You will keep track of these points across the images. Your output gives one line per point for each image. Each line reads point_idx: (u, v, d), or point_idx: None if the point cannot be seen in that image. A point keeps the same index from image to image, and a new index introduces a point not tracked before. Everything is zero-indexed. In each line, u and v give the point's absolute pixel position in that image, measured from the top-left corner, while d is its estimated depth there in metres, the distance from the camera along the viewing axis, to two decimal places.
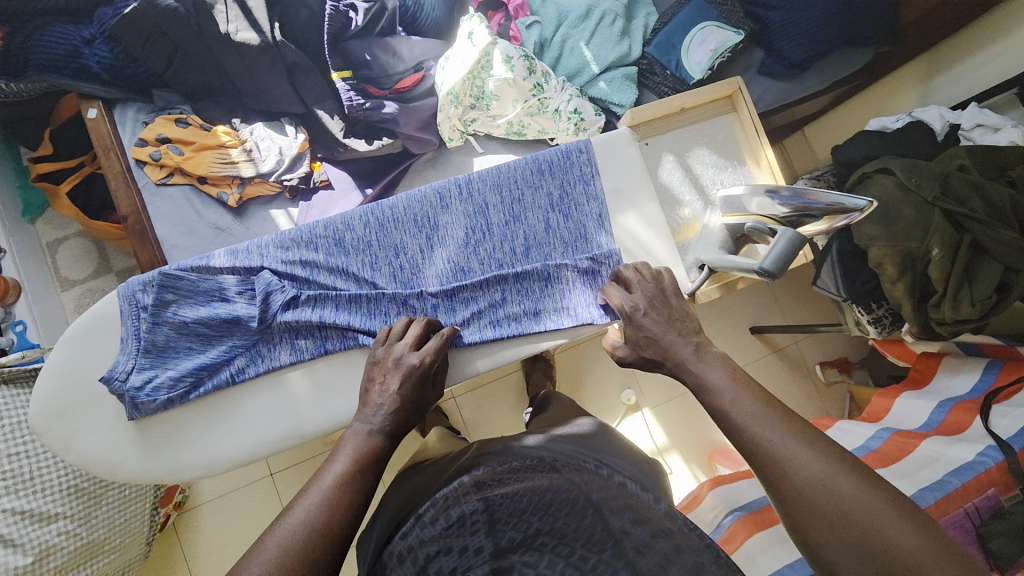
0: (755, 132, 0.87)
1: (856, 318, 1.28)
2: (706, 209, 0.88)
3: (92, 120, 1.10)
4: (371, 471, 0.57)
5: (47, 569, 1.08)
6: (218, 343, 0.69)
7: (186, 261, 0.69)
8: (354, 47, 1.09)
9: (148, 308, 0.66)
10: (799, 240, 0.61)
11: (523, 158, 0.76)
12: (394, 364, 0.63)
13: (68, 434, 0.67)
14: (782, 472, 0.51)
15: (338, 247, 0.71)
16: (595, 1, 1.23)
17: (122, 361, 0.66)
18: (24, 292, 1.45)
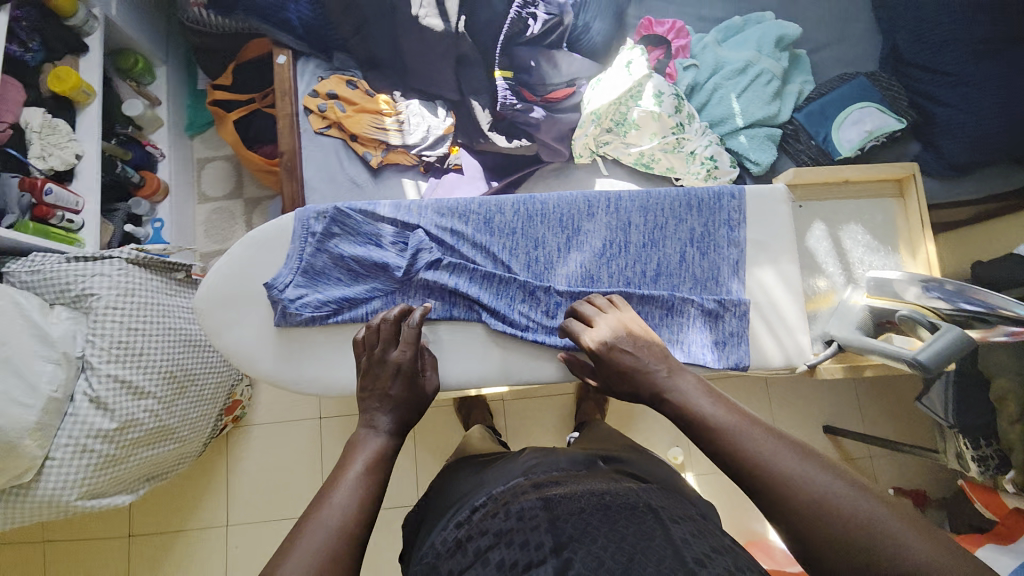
0: (921, 223, 0.87)
1: (957, 450, 1.17)
2: (846, 285, 0.88)
3: (280, 65, 1.22)
4: (386, 464, 0.61)
5: (126, 438, 1.16)
6: (363, 282, 0.78)
7: (357, 204, 0.79)
8: (521, 52, 1.16)
9: (318, 235, 0.77)
10: (961, 344, 0.63)
11: (675, 188, 0.79)
12: (378, 361, 0.70)
13: (221, 322, 0.78)
14: (776, 479, 0.51)
15: (485, 227, 0.79)
16: (755, 58, 1.23)
17: (285, 274, 0.77)
18: (170, 196, 1.65)
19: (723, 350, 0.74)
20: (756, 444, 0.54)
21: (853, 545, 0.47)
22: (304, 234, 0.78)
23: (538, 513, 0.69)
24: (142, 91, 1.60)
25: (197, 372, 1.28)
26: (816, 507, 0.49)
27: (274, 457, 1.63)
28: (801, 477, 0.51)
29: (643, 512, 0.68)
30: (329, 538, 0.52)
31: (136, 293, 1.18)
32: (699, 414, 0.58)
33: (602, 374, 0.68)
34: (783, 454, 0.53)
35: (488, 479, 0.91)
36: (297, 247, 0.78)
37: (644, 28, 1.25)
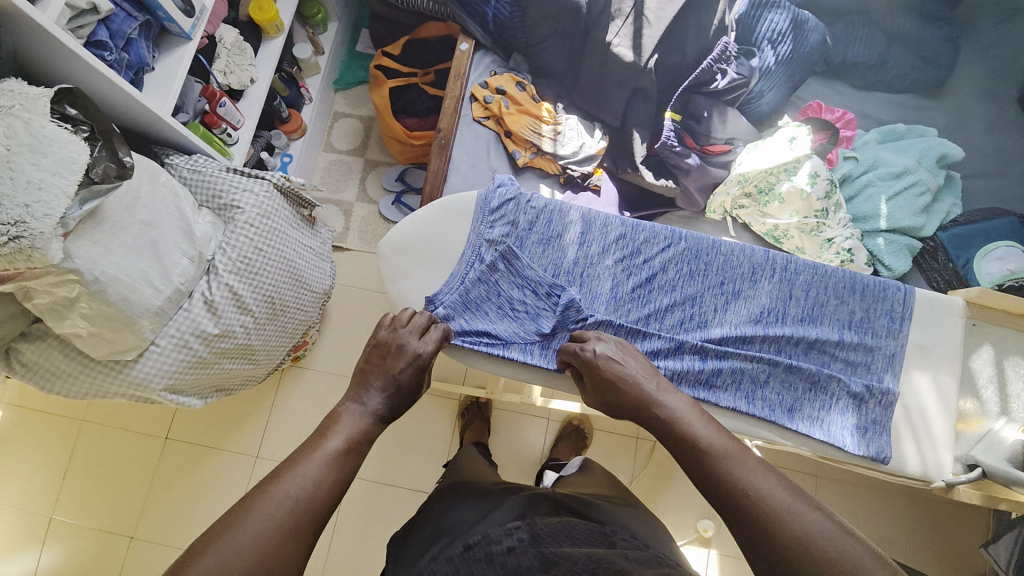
0: None
1: None
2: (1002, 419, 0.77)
3: (461, 51, 1.31)
4: (360, 448, 0.66)
5: (219, 346, 1.18)
6: (509, 322, 0.78)
7: (527, 237, 0.78)
8: (698, 101, 1.21)
9: (484, 267, 0.77)
10: None
11: (840, 268, 0.78)
12: (399, 350, 0.73)
13: (401, 270, 0.80)
14: (776, 520, 0.56)
15: (638, 294, 0.77)
16: (914, 167, 1.23)
17: (445, 293, 0.78)
18: (304, 137, 1.73)
19: (863, 437, 0.73)
20: (760, 488, 0.59)
21: (818, 569, 0.53)
22: (473, 259, 0.78)
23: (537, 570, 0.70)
24: (313, 39, 1.72)
25: (290, 303, 1.32)
26: (799, 538, 0.55)
27: (320, 409, 1.65)
28: (787, 509, 0.57)
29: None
30: (288, 512, 0.59)
31: (270, 217, 1.23)
32: (698, 442, 0.64)
33: (590, 384, 0.72)
34: (776, 493, 0.58)
35: (493, 510, 0.88)
36: (461, 269, 0.78)
37: (813, 111, 1.27)
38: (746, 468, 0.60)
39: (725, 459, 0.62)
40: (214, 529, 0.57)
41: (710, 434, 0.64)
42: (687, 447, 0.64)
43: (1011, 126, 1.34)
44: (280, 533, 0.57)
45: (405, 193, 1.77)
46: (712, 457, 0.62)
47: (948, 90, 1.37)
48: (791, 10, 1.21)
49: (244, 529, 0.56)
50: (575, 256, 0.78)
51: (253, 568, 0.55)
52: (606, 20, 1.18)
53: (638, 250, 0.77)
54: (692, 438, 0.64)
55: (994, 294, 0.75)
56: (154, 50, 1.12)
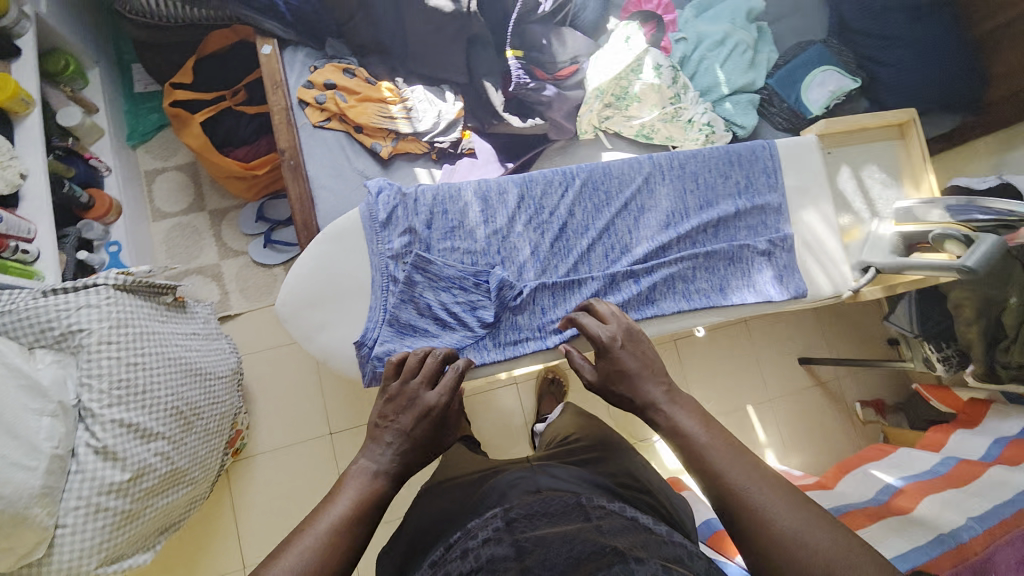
0: (924, 157, 0.88)
1: (924, 355, 1.44)
2: (873, 220, 0.89)
3: (265, 56, 1.12)
4: (367, 516, 0.56)
5: (140, 489, 1.03)
6: (452, 331, 0.69)
7: (432, 236, 0.68)
8: (534, 30, 1.18)
9: (402, 285, 0.66)
10: (1000, 247, 0.68)
11: (713, 147, 0.82)
12: (406, 401, 0.64)
13: (313, 325, 0.70)
14: (764, 523, 0.53)
15: (559, 247, 0.74)
16: (731, 30, 1.34)
17: (372, 329, 0.67)
18: (123, 215, 1.45)
19: (784, 282, 0.81)
20: (750, 485, 0.56)
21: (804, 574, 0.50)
22: (386, 282, 0.67)
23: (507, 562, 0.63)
24: (76, 98, 1.38)
25: (203, 403, 1.16)
26: (782, 535, 0.52)
27: (287, 487, 1.52)
28: (775, 513, 0.54)
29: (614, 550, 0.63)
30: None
31: (129, 324, 1.04)
32: (686, 441, 0.61)
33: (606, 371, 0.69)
34: (762, 496, 0.55)
35: (476, 504, 0.83)
36: (377, 298, 0.67)
37: (634, 4, 1.30)
38: (731, 467, 0.57)
39: (711, 455, 0.58)
40: None
41: (698, 437, 0.60)
42: (684, 451, 0.61)
43: None
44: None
45: (273, 230, 1.57)
46: (701, 456, 0.59)
47: None
48: None
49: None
50: (486, 236, 0.71)
51: None
52: None
53: (542, 204, 0.73)
54: (679, 435, 0.61)
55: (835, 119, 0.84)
56: None
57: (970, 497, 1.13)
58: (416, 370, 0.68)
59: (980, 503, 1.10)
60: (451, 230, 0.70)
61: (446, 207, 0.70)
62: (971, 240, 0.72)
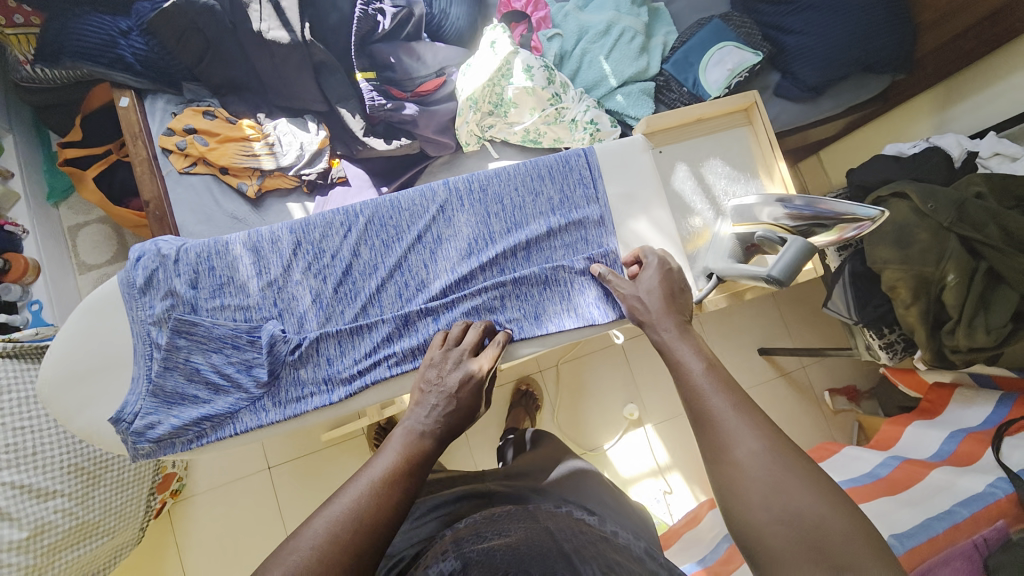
0: (769, 147, 0.91)
1: (867, 343, 1.28)
2: (717, 219, 0.91)
3: (123, 108, 1.13)
4: (408, 471, 0.56)
5: (42, 545, 1.06)
6: (228, 392, 0.67)
7: (201, 298, 0.67)
8: (380, 49, 1.12)
9: (163, 352, 0.65)
10: (808, 250, 0.65)
11: (521, 163, 0.77)
12: (451, 365, 0.64)
13: (75, 403, 0.65)
14: (727, 452, 0.54)
15: (344, 292, 0.70)
16: (615, 18, 1.26)
17: (134, 400, 0.65)
18: (42, 274, 1.48)
19: (609, 303, 0.74)
20: (726, 414, 0.56)
21: (764, 499, 0.50)
22: (150, 351, 0.66)
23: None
24: None
25: (110, 456, 1.17)
26: (745, 461, 0.52)
27: (230, 524, 1.53)
28: (738, 441, 0.54)
29: (556, 561, 0.63)
30: (314, 552, 0.48)
31: (13, 389, 1.04)
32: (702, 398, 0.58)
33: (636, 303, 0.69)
34: (766, 460, 0.52)
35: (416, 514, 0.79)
36: (143, 367, 0.66)
37: (503, 5, 1.24)
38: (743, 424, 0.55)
39: (718, 410, 0.57)
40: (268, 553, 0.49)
41: (718, 398, 0.58)
42: (685, 387, 0.61)
43: None
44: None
45: None
46: (695, 390, 0.59)
47: None
48: None
49: (288, 560, 0.47)
50: (261, 290, 0.69)
51: None
52: (244, 9, 1.04)
53: (321, 249, 0.71)
54: (694, 388, 0.60)
55: (661, 118, 0.86)
56: None
57: (904, 506, 1.03)
58: (190, 438, 0.66)
59: (914, 515, 1.00)
60: (223, 288, 0.68)
61: (215, 264, 0.68)
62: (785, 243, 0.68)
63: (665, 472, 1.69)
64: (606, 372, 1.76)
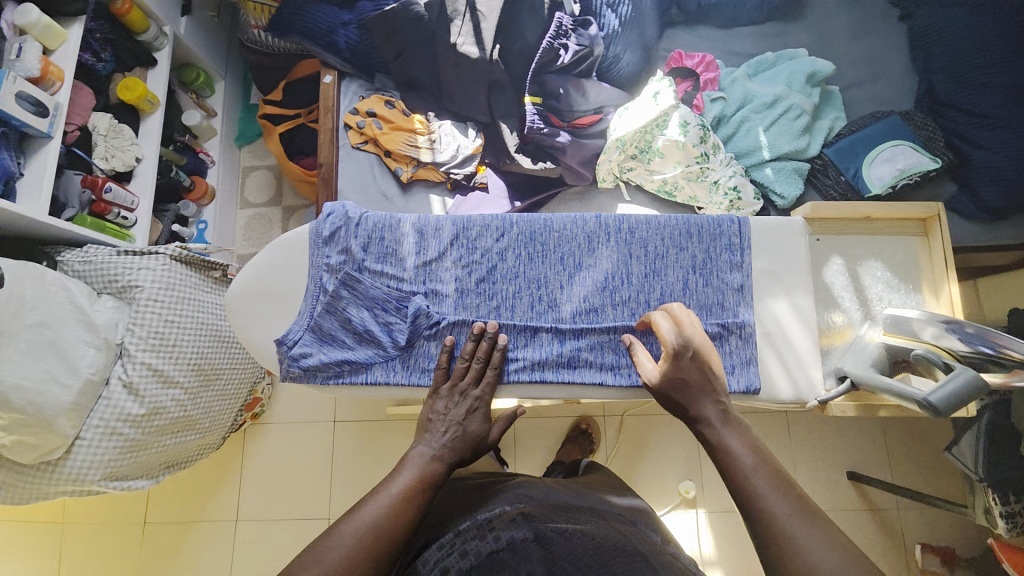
0: (945, 265, 0.85)
1: (986, 505, 1.12)
2: (864, 322, 0.86)
3: (325, 84, 1.32)
4: (425, 491, 0.65)
5: (152, 425, 1.19)
6: (367, 346, 0.76)
7: (366, 261, 0.76)
8: (552, 79, 1.20)
9: (327, 298, 0.74)
10: (974, 387, 0.65)
11: (676, 214, 0.78)
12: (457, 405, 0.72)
13: (250, 317, 0.76)
14: (788, 550, 0.54)
15: (482, 288, 0.76)
16: (785, 93, 1.25)
17: (297, 330, 0.75)
18: (215, 200, 1.75)
19: (734, 375, 0.73)
20: (787, 515, 0.56)
21: None
22: (318, 294, 0.76)
23: (533, 550, 0.70)
24: (199, 103, 1.73)
25: (222, 366, 1.33)
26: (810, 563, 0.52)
27: (288, 460, 1.67)
28: (798, 541, 0.54)
29: (632, 554, 0.70)
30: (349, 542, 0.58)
31: (176, 288, 1.24)
32: (741, 474, 0.60)
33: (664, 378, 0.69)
34: (820, 551, 0.53)
35: (480, 495, 0.88)
36: (308, 305, 0.76)
37: (674, 61, 1.28)
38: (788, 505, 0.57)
39: (761, 492, 0.58)
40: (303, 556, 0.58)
41: (759, 476, 0.60)
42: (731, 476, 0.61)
43: (877, 28, 1.37)
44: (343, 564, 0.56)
45: None
46: (743, 483, 0.59)
47: (810, 7, 1.39)
48: None
49: (324, 555, 0.57)
50: (414, 267, 0.76)
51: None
52: (447, 23, 1.17)
53: (475, 245, 0.77)
54: (743, 479, 0.60)
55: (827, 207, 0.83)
56: (18, 156, 1.15)
57: None
58: (330, 376, 0.76)
59: None
60: (385, 256, 0.77)
61: (383, 234, 0.77)
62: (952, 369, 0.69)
63: (707, 565, 1.58)
64: (672, 438, 1.68)
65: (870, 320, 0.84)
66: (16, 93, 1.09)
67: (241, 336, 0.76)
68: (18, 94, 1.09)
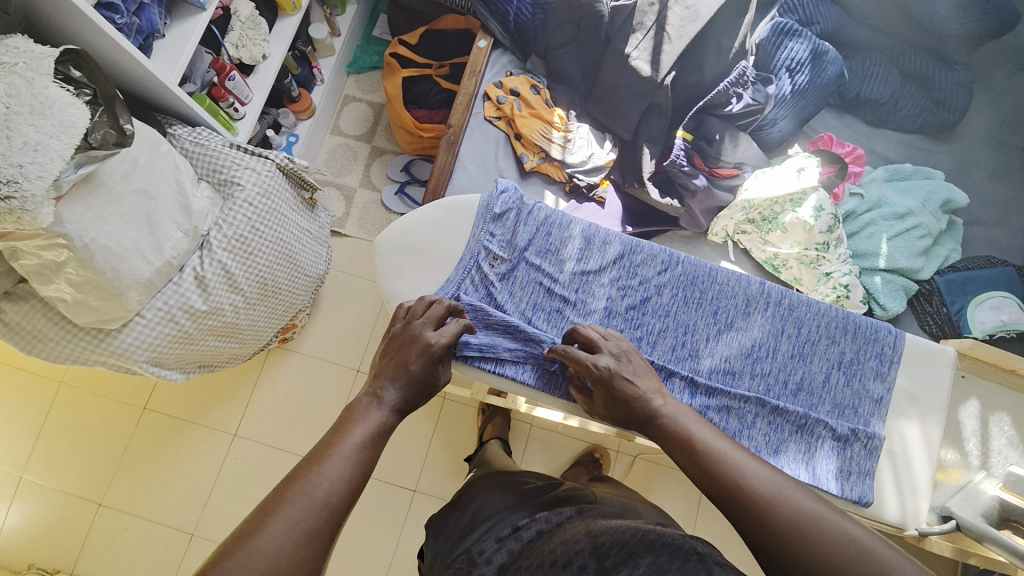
0: None
1: None
2: (979, 471, 0.88)
3: (479, 48, 1.29)
4: (379, 441, 0.67)
5: (205, 323, 1.14)
6: (509, 337, 0.88)
7: (533, 258, 0.90)
8: (711, 124, 1.21)
9: (485, 279, 0.89)
10: None
11: (835, 311, 0.88)
12: (414, 341, 0.76)
13: (398, 268, 0.90)
14: (769, 507, 0.60)
15: (632, 316, 0.88)
16: (917, 209, 1.25)
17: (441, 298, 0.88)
18: (312, 117, 1.69)
19: (845, 482, 0.81)
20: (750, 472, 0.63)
21: (812, 544, 0.56)
22: (470, 266, 0.89)
23: (581, 537, 0.65)
24: (330, 19, 1.68)
25: (283, 286, 1.27)
26: (791, 514, 0.59)
27: (302, 395, 1.58)
28: (778, 497, 0.60)
29: (687, 553, 0.59)
30: (306, 512, 0.58)
31: (271, 196, 1.19)
32: (700, 446, 0.67)
33: (601, 396, 0.77)
34: (783, 491, 0.61)
35: (535, 498, 0.85)
36: (458, 275, 0.89)
37: (824, 143, 1.29)
38: (741, 462, 0.64)
39: (724, 455, 0.65)
40: (254, 519, 0.58)
41: (718, 444, 0.67)
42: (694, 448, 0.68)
43: (1015, 176, 1.37)
44: (306, 534, 0.57)
45: (408, 184, 1.72)
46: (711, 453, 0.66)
47: (960, 134, 1.40)
48: (812, 41, 1.22)
49: (295, 502, 0.58)
50: (573, 274, 0.90)
51: (308, 530, 0.57)
52: (629, 32, 1.17)
53: (636, 272, 0.89)
54: (713, 452, 0.66)
55: (982, 349, 0.86)
56: (165, 18, 1.11)
57: None
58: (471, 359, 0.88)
59: None
60: (550, 259, 0.91)
61: (550, 231, 0.92)
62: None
63: None
64: (678, 493, 1.61)
65: (986, 470, 0.87)
66: None
67: (384, 283, 0.90)
68: None
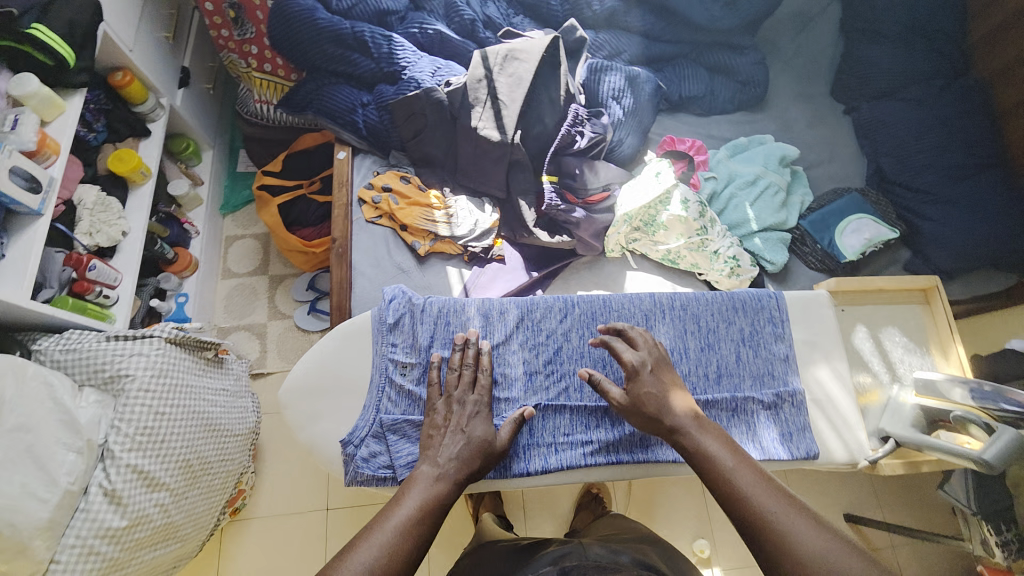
0: (949, 328, 1.02)
1: (983, 538, 1.15)
2: (891, 383, 1.00)
3: (340, 159, 1.36)
4: (431, 511, 0.72)
5: (131, 539, 1.02)
6: None
7: (440, 350, 0.92)
8: (568, 162, 1.32)
9: (402, 389, 0.89)
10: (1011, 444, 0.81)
11: (721, 295, 0.96)
12: (467, 409, 0.84)
13: (310, 414, 0.90)
14: (787, 540, 0.63)
15: (552, 369, 0.92)
16: (763, 173, 1.42)
17: (361, 428, 0.88)
18: (197, 272, 1.64)
19: (790, 444, 0.87)
20: (778, 508, 0.66)
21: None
22: (382, 383, 0.90)
23: None
24: (188, 173, 1.68)
25: (212, 460, 1.17)
26: (807, 549, 0.62)
27: (268, 566, 1.42)
28: (797, 532, 0.64)
29: None
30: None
31: (167, 375, 1.10)
32: (729, 474, 0.72)
33: (636, 396, 0.81)
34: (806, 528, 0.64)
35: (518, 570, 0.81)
36: (373, 398, 0.90)
37: (668, 145, 1.46)
38: (767, 495, 0.68)
39: (751, 489, 0.69)
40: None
41: (745, 474, 0.71)
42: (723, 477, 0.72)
43: (827, 119, 1.61)
44: None
45: (318, 300, 1.68)
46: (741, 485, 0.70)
47: (771, 101, 1.63)
48: (623, 69, 1.40)
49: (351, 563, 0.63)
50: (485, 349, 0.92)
51: None
52: (469, 107, 1.27)
53: (540, 326, 0.94)
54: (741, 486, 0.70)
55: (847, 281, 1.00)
56: (0, 235, 1.04)
57: None
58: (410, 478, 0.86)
59: None
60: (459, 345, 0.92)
61: (448, 319, 0.93)
62: (993, 428, 0.85)
63: None
64: (683, 497, 1.61)
65: (896, 381, 0.98)
66: (10, 167, 1.00)
67: (301, 434, 0.89)
68: (11, 170, 1.00)
